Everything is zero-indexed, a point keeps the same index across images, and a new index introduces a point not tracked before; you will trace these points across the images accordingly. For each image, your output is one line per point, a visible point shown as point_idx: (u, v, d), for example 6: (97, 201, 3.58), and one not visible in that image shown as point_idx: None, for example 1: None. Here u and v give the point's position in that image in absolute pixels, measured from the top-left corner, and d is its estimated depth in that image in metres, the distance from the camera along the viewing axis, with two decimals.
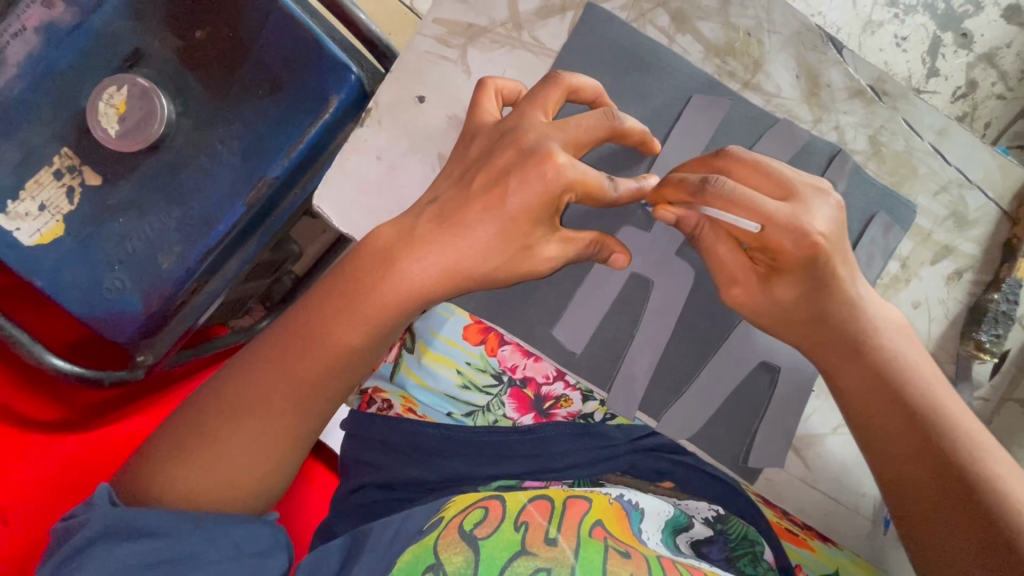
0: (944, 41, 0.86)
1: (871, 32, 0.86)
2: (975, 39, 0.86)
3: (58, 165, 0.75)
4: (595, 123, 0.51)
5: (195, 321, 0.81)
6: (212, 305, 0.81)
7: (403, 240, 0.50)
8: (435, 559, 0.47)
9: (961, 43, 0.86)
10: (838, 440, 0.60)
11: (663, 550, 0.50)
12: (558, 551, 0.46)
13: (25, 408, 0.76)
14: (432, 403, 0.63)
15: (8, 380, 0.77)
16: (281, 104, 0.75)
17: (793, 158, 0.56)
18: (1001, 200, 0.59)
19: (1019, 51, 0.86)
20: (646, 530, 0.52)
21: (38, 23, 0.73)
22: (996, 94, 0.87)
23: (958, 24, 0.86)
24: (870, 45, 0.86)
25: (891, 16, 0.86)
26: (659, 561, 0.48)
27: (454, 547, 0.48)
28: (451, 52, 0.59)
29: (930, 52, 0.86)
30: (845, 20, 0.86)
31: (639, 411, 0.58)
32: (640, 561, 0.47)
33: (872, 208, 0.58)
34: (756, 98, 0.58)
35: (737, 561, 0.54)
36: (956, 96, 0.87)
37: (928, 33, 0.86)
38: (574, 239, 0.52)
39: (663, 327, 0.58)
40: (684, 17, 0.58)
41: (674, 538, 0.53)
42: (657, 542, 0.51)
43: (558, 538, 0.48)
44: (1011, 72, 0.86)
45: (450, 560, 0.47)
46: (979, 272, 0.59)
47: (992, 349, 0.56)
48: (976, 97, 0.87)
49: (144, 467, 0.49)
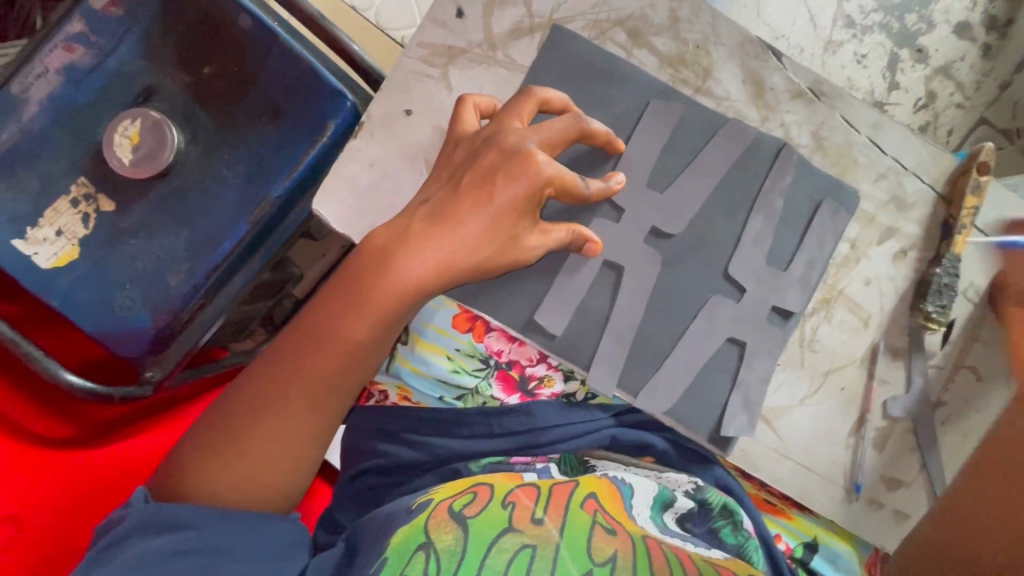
0: (901, 57, 0.95)
1: (834, 51, 0.95)
2: (931, 54, 0.95)
3: (76, 194, 0.82)
4: (565, 126, 0.58)
5: (199, 340, 0.87)
6: (215, 323, 0.87)
7: (398, 239, 0.55)
8: (426, 537, 0.52)
9: (918, 58, 0.95)
10: (805, 411, 0.65)
11: (652, 528, 0.55)
12: (544, 529, 0.52)
13: (37, 425, 0.78)
14: (426, 389, 0.67)
15: (16, 397, 0.79)
16: (282, 131, 0.82)
17: (742, 154, 0.63)
18: (936, 184, 0.65)
19: (973, 63, 0.95)
20: (637, 505, 0.57)
21: (60, 66, 0.81)
22: (956, 104, 0.96)
23: (913, 41, 0.95)
24: (833, 62, 0.95)
25: (850, 36, 0.95)
26: (645, 539, 0.52)
27: (444, 527, 0.53)
28: (434, 71, 0.66)
29: (889, 67, 0.95)
30: (807, 42, 0.95)
31: (618, 388, 0.63)
32: (625, 539, 0.52)
33: (818, 195, 0.64)
34: (708, 101, 0.65)
35: (718, 530, 0.58)
36: (917, 107, 0.96)
37: (886, 50, 0.95)
38: (550, 230, 0.58)
39: (635, 308, 0.63)
40: (640, 33, 0.65)
41: (661, 515, 0.57)
42: (646, 517, 0.56)
43: (543, 518, 0.53)
44: (967, 83, 0.95)
45: (441, 538, 0.52)
46: (922, 250, 0.65)
47: (939, 320, 0.62)
48: (937, 107, 0.96)
49: (175, 469, 0.54)
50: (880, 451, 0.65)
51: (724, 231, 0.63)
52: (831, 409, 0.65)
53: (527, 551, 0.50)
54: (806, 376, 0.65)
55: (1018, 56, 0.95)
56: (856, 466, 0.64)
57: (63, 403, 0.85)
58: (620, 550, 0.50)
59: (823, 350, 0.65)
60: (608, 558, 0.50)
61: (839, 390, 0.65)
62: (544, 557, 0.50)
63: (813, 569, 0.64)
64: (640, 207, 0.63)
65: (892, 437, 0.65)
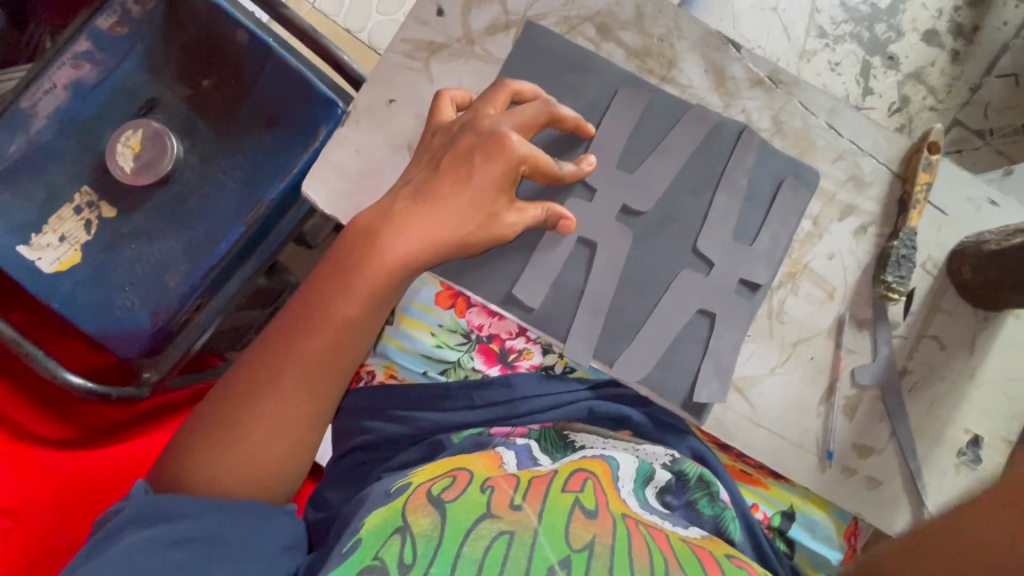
0: (873, 64, 1.01)
1: (808, 59, 1.02)
2: (902, 60, 1.01)
3: (79, 201, 0.85)
4: (538, 111, 0.62)
5: (194, 341, 0.88)
6: (211, 327, 0.88)
7: (383, 219, 0.58)
8: (403, 521, 0.50)
9: (889, 65, 1.01)
10: (775, 379, 0.67)
11: (633, 502, 0.55)
12: (522, 515, 0.50)
13: (34, 426, 0.78)
14: (410, 364, 0.70)
15: (12, 396, 0.79)
16: (277, 134, 0.86)
17: (703, 138, 0.68)
18: (892, 163, 0.69)
19: (943, 68, 1.00)
20: (623, 478, 0.57)
21: (67, 81, 0.85)
22: (929, 107, 1.01)
23: (884, 49, 1.01)
24: (808, 70, 1.02)
25: (822, 46, 1.02)
26: (625, 519, 0.52)
27: (421, 511, 0.50)
28: (416, 64, 0.70)
29: (862, 73, 1.01)
30: (782, 51, 1.02)
31: (594, 359, 0.65)
32: (605, 523, 0.50)
33: (780, 175, 0.68)
34: (674, 89, 0.69)
35: (696, 501, 0.59)
36: (892, 111, 1.01)
37: (858, 58, 1.01)
38: (526, 209, 0.61)
39: (608, 282, 0.66)
40: (608, 29, 0.70)
41: (644, 490, 0.58)
42: (630, 492, 0.56)
43: (522, 504, 0.51)
44: (938, 87, 1.00)
45: (417, 522, 0.49)
46: (882, 225, 0.69)
47: (898, 289, 0.65)
48: (911, 110, 1.01)
49: (173, 462, 0.55)
50: (850, 418, 0.67)
51: (692, 210, 0.67)
52: (801, 378, 0.67)
53: (504, 537, 0.48)
54: (776, 347, 0.67)
55: (986, 60, 1.00)
56: (828, 433, 0.67)
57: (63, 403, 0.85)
58: (597, 536, 0.49)
59: (791, 321, 0.68)
60: (587, 545, 0.48)
61: (808, 359, 0.67)
62: (522, 543, 0.48)
63: (791, 538, 0.66)
64: (611, 187, 0.67)
65: (862, 404, 0.67)
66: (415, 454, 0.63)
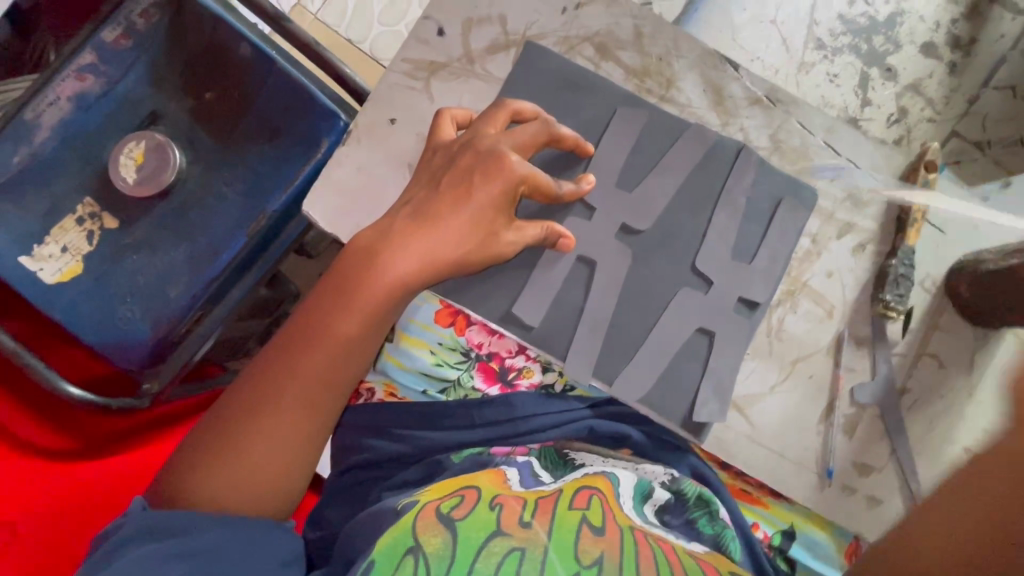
0: (872, 76, 1.01)
1: (806, 71, 1.03)
2: (900, 72, 1.01)
3: (81, 213, 0.86)
4: (537, 130, 0.63)
5: (193, 355, 0.88)
6: (210, 339, 0.89)
7: (384, 237, 0.59)
8: (414, 541, 0.49)
9: (887, 76, 1.01)
10: (775, 397, 0.67)
11: (637, 519, 0.55)
12: (532, 533, 0.50)
13: (36, 437, 0.77)
14: (409, 383, 0.70)
15: (12, 407, 0.79)
16: (279, 148, 0.87)
17: (702, 157, 0.68)
18: (889, 181, 0.70)
19: (940, 80, 1.01)
20: (624, 494, 0.57)
21: (70, 93, 0.85)
22: (927, 118, 1.00)
23: (882, 61, 1.01)
24: (806, 82, 1.02)
25: (821, 57, 1.02)
26: (632, 532, 0.52)
27: (432, 530, 0.50)
28: (417, 83, 0.71)
29: (861, 85, 1.02)
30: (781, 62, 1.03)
31: (593, 378, 0.66)
32: (613, 539, 0.51)
33: (778, 193, 0.68)
34: (672, 108, 0.70)
35: (695, 521, 0.58)
36: (891, 122, 1.01)
37: (856, 70, 1.02)
38: (525, 228, 0.62)
39: (607, 301, 0.66)
40: (607, 49, 0.71)
41: (641, 506, 0.57)
42: (632, 508, 0.56)
43: (532, 521, 0.51)
44: (937, 98, 1.00)
45: (429, 542, 0.49)
46: (879, 244, 0.69)
47: (896, 307, 0.66)
48: (909, 122, 1.01)
49: (173, 479, 0.55)
50: (850, 436, 0.67)
51: (690, 228, 0.67)
52: (800, 395, 0.67)
53: (516, 554, 0.48)
54: (775, 364, 0.68)
55: (985, 72, 1.00)
56: (828, 451, 0.67)
57: (62, 415, 0.85)
58: (606, 552, 0.49)
59: (790, 339, 0.68)
60: (595, 561, 0.48)
61: (807, 376, 0.68)
62: (533, 560, 0.48)
63: (791, 557, 0.66)
64: (611, 206, 0.67)
65: (861, 423, 0.67)
66: (413, 474, 0.63)
